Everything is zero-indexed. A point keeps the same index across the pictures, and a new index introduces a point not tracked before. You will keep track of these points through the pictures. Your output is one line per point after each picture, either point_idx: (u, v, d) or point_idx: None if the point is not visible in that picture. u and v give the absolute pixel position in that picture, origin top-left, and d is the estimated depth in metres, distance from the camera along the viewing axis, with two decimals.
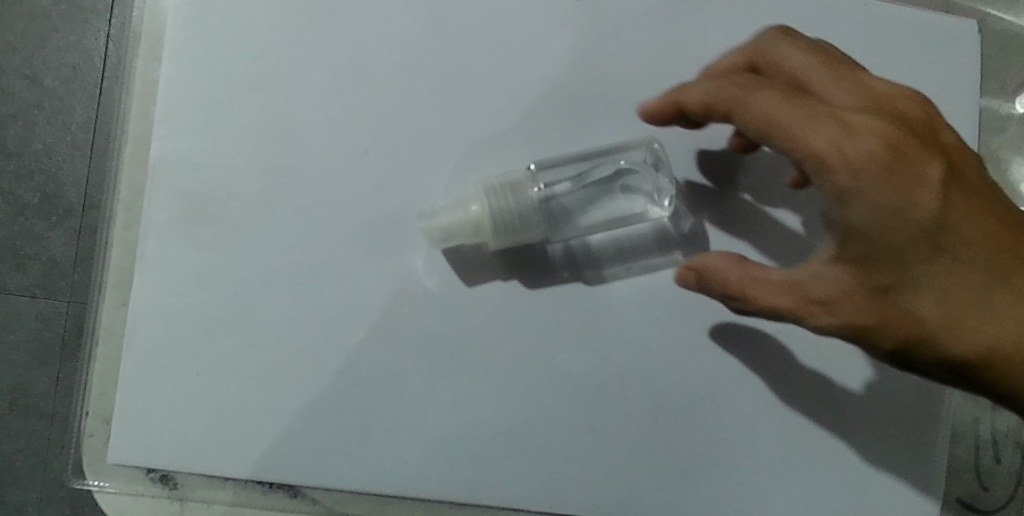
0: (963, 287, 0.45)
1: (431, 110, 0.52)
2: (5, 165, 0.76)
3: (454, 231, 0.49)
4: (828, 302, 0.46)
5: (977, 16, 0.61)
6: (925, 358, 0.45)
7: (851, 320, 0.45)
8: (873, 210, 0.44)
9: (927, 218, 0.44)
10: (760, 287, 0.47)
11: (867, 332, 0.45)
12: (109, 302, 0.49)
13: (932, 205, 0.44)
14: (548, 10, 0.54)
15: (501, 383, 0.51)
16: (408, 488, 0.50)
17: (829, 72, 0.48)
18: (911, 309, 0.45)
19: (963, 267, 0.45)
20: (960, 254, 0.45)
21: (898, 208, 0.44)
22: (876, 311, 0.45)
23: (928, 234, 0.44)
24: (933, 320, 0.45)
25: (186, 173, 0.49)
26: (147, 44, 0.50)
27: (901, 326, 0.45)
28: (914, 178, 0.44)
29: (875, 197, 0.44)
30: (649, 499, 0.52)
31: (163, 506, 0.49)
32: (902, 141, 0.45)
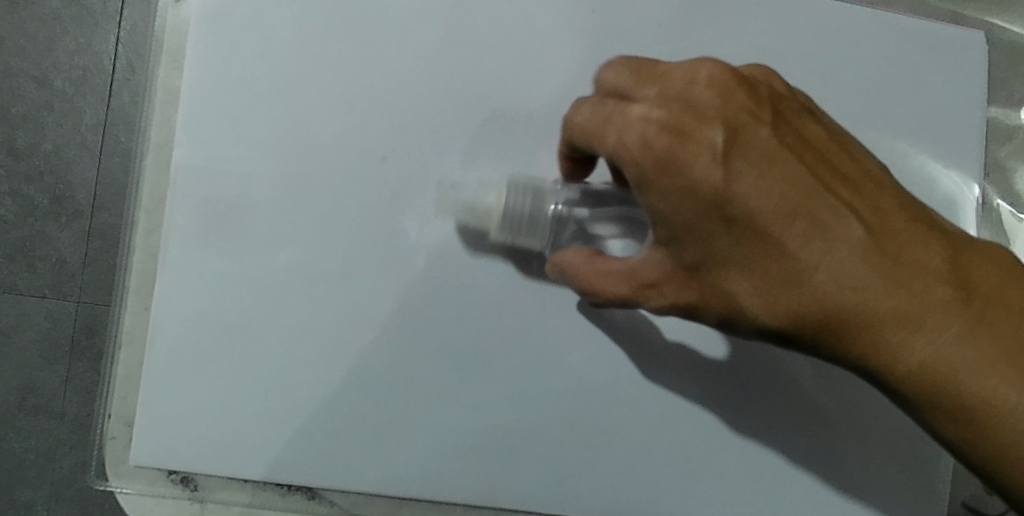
0: (770, 265, 0.41)
1: (446, 119, 0.53)
2: (15, 165, 0.74)
3: (466, 210, 0.52)
4: (648, 288, 0.45)
5: (983, 27, 0.62)
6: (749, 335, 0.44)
7: (678, 301, 0.44)
8: (661, 203, 0.42)
9: (713, 192, 0.41)
10: (597, 278, 0.46)
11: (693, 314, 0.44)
12: (131, 307, 0.50)
13: (715, 176, 0.41)
14: (563, 20, 0.55)
15: (514, 389, 0.52)
16: (424, 491, 0.51)
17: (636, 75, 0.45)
18: (724, 288, 0.43)
19: (771, 239, 0.41)
20: (764, 227, 0.41)
21: (682, 190, 0.41)
22: (694, 292, 0.43)
23: (721, 210, 0.41)
24: (748, 292, 0.42)
25: (206, 179, 0.50)
26: (170, 55, 0.51)
27: (719, 303, 0.43)
28: (686, 158, 0.41)
29: (663, 187, 0.42)
30: (658, 503, 0.53)
31: (184, 507, 0.50)
32: (679, 121, 0.42)
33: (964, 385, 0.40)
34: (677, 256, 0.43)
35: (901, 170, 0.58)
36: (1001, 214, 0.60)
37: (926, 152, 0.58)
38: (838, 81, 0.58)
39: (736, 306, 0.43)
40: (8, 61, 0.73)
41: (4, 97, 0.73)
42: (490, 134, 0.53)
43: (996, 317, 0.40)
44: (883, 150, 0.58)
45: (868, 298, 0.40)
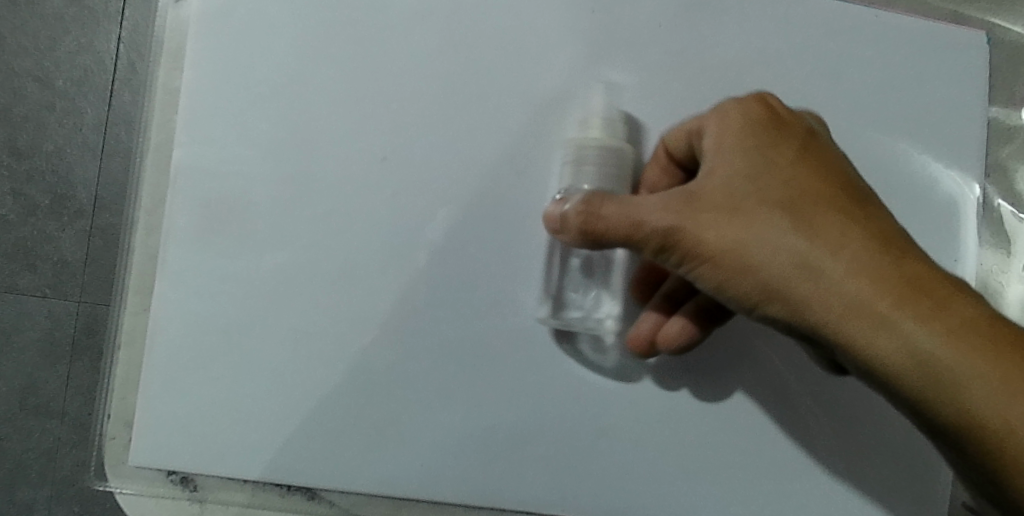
0: (809, 208, 0.43)
1: (447, 119, 0.53)
2: (16, 165, 0.74)
3: (592, 109, 0.52)
4: (668, 207, 0.44)
5: (985, 27, 0.62)
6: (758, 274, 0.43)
7: (702, 217, 0.44)
8: (722, 150, 0.46)
9: (788, 142, 0.46)
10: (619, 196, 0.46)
11: (707, 243, 0.44)
12: (130, 307, 0.50)
13: (795, 138, 0.46)
14: (564, 20, 0.54)
15: (515, 389, 0.52)
16: (424, 492, 0.51)
17: None
18: (755, 221, 0.43)
19: (824, 189, 0.44)
20: (824, 181, 0.45)
21: (761, 133, 0.46)
22: (717, 218, 0.44)
23: (789, 156, 0.46)
24: (786, 216, 0.43)
25: (205, 179, 0.50)
26: (170, 55, 0.51)
27: (751, 220, 0.44)
28: (775, 120, 0.47)
29: (734, 133, 0.46)
30: (659, 504, 0.53)
31: (182, 508, 0.50)
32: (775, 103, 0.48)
33: (970, 362, 0.40)
34: (713, 188, 0.45)
35: (900, 170, 0.58)
36: (1002, 215, 0.60)
37: (926, 153, 0.58)
38: (839, 80, 0.58)
39: (759, 235, 0.43)
40: (11, 61, 0.73)
41: (6, 97, 0.73)
42: (490, 134, 0.53)
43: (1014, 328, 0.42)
44: (883, 150, 0.58)
45: (899, 258, 0.42)
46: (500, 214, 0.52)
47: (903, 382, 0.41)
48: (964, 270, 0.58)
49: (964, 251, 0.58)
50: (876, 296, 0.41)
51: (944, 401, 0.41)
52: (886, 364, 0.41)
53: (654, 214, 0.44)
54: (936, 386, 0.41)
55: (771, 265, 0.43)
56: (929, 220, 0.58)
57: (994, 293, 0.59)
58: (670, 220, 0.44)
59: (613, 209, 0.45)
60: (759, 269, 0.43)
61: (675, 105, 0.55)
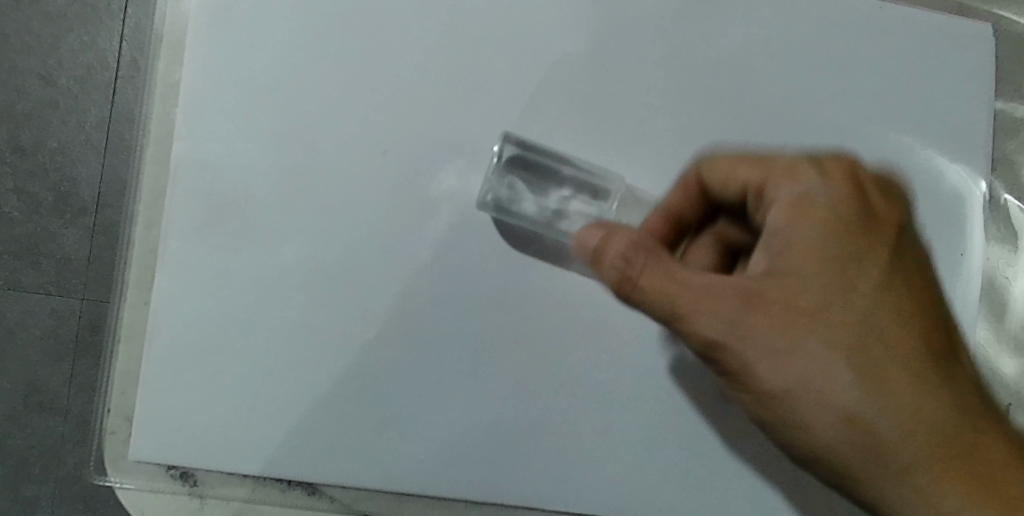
0: (863, 337, 0.46)
1: (448, 111, 0.52)
2: (18, 163, 0.73)
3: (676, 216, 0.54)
4: (727, 314, 0.45)
5: (991, 20, 0.61)
6: (806, 397, 0.46)
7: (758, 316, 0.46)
8: (800, 239, 0.47)
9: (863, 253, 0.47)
10: (671, 268, 0.46)
11: (766, 360, 0.46)
12: (130, 301, 0.50)
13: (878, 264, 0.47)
14: (566, 13, 0.54)
15: (517, 386, 0.52)
16: (427, 488, 0.51)
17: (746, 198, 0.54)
18: (817, 340, 0.46)
19: (876, 311, 0.47)
20: (879, 297, 0.47)
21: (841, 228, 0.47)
22: (779, 334, 0.45)
23: (855, 267, 0.47)
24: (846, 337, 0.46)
25: (206, 172, 0.50)
26: (169, 47, 0.51)
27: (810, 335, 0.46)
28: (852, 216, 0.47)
29: (807, 233, 0.47)
30: (661, 499, 0.53)
31: (183, 503, 0.50)
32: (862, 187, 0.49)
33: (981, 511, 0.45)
34: (777, 297, 0.46)
35: (906, 164, 0.57)
36: (1009, 209, 0.60)
37: (932, 147, 0.58)
38: (845, 74, 0.57)
39: (815, 358, 0.45)
40: (13, 58, 0.72)
41: (8, 95, 0.72)
42: (492, 128, 0.53)
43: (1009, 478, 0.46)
44: (888, 144, 0.57)
45: (931, 402, 0.46)
46: (503, 205, 0.52)
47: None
48: (970, 265, 0.58)
49: (970, 245, 0.58)
50: (909, 440, 0.46)
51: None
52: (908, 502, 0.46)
53: (717, 318, 0.45)
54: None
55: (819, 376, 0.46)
56: (936, 214, 0.57)
57: (999, 288, 0.59)
58: (731, 329, 0.45)
59: (666, 285, 0.46)
60: (813, 391, 0.46)
61: (679, 98, 0.55)
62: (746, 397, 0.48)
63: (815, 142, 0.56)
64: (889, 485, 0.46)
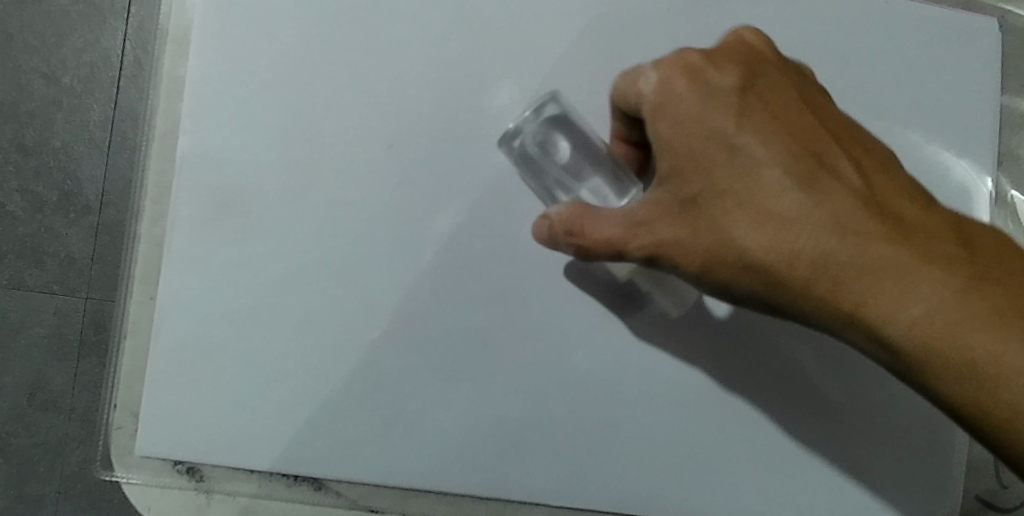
0: (761, 205, 0.42)
1: (453, 106, 0.52)
2: (23, 162, 0.72)
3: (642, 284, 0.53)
4: (631, 224, 0.45)
5: (997, 14, 0.61)
6: (735, 284, 0.43)
7: (668, 237, 0.44)
8: (675, 124, 0.44)
9: (725, 126, 0.44)
10: (592, 220, 0.46)
11: (681, 257, 0.44)
12: (136, 296, 0.50)
13: (729, 116, 0.44)
14: (571, 8, 0.54)
15: (523, 380, 0.52)
16: (432, 483, 0.51)
17: (676, 81, 0.45)
18: (715, 218, 0.43)
19: (765, 165, 0.43)
20: (759, 155, 0.43)
21: (697, 109, 0.44)
22: (679, 229, 0.44)
23: (718, 139, 0.44)
24: (740, 221, 0.43)
25: (211, 167, 0.50)
26: (174, 43, 0.51)
27: (710, 235, 0.43)
28: (710, 87, 0.44)
29: (686, 110, 0.44)
30: (667, 495, 0.53)
31: (189, 498, 0.50)
32: (699, 62, 0.45)
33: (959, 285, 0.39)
34: (672, 191, 0.44)
35: (913, 159, 0.57)
36: (1015, 204, 0.60)
37: (938, 141, 0.58)
38: (850, 69, 0.57)
39: (718, 246, 0.43)
40: (17, 57, 0.72)
41: (12, 94, 0.72)
42: (497, 123, 0.53)
43: (1003, 275, 0.40)
44: (894, 138, 0.57)
45: (869, 239, 0.41)
46: (509, 197, 0.52)
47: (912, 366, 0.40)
48: None
49: None
50: (865, 281, 0.40)
51: (940, 377, 0.40)
52: (891, 353, 0.41)
53: (627, 234, 0.45)
54: (944, 366, 0.39)
55: (742, 277, 0.43)
56: None
57: None
58: (655, 239, 0.44)
59: (590, 234, 0.46)
60: (734, 279, 0.43)
61: None
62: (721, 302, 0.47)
63: None
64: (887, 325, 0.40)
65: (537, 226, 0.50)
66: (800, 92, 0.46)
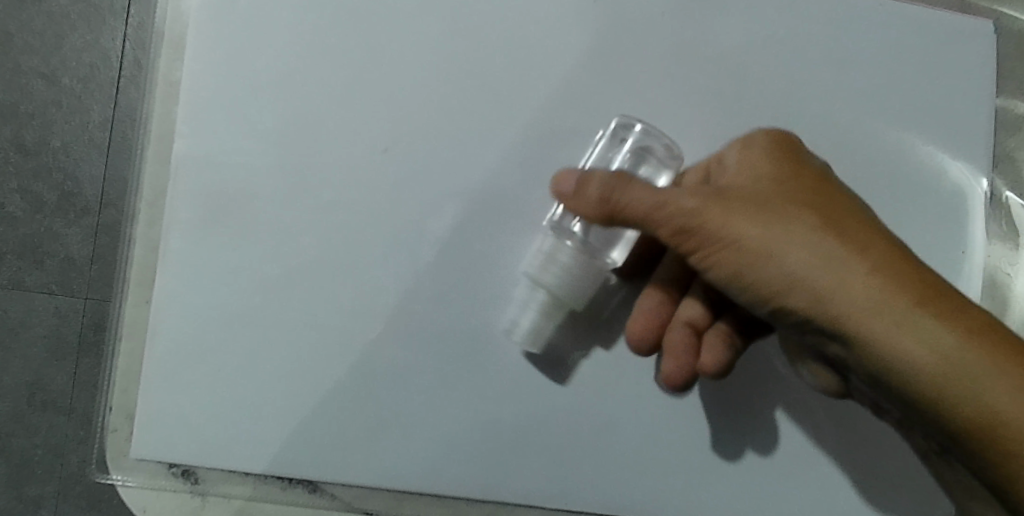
0: (842, 218, 0.44)
1: (448, 109, 0.52)
2: (22, 162, 0.70)
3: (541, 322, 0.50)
4: (697, 196, 0.45)
5: (993, 16, 0.61)
6: (788, 268, 0.43)
7: (734, 215, 0.45)
8: (763, 154, 0.48)
9: (812, 168, 0.48)
10: (650, 184, 0.46)
11: (738, 236, 0.44)
12: (132, 300, 0.50)
13: (818, 168, 0.48)
14: (566, 11, 0.54)
15: (517, 383, 0.52)
16: (427, 485, 0.51)
17: (774, 135, 0.49)
18: (786, 211, 0.45)
19: (844, 198, 0.46)
20: (840, 192, 0.47)
21: (784, 151, 0.48)
22: (744, 211, 0.45)
23: (803, 172, 0.47)
24: (814, 217, 0.44)
25: (206, 171, 0.50)
26: (170, 47, 0.51)
27: (780, 220, 0.44)
28: (800, 149, 0.49)
29: (777, 152, 0.48)
30: (661, 498, 0.53)
31: (185, 501, 0.50)
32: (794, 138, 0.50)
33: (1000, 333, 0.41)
34: (742, 190, 0.46)
35: (907, 161, 0.57)
36: (1011, 206, 0.59)
37: (933, 144, 0.58)
38: (846, 71, 0.57)
39: (784, 230, 0.44)
40: (16, 58, 0.70)
41: (11, 95, 0.70)
42: (492, 127, 0.53)
43: None
44: (889, 141, 0.57)
45: (926, 271, 0.43)
46: (504, 201, 0.52)
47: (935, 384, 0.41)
48: (972, 262, 0.58)
49: (973, 243, 0.58)
50: (918, 294, 0.41)
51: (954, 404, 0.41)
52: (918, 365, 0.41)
53: (689, 202, 0.45)
54: (963, 390, 0.40)
55: (801, 258, 0.43)
56: (936, 212, 0.57)
57: (1001, 286, 0.59)
58: (718, 211, 0.45)
59: (638, 191, 0.46)
60: (788, 262, 0.43)
61: (679, 96, 0.55)
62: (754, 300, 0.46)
63: (816, 140, 0.56)
64: (930, 338, 0.41)
65: (559, 180, 0.49)
66: None
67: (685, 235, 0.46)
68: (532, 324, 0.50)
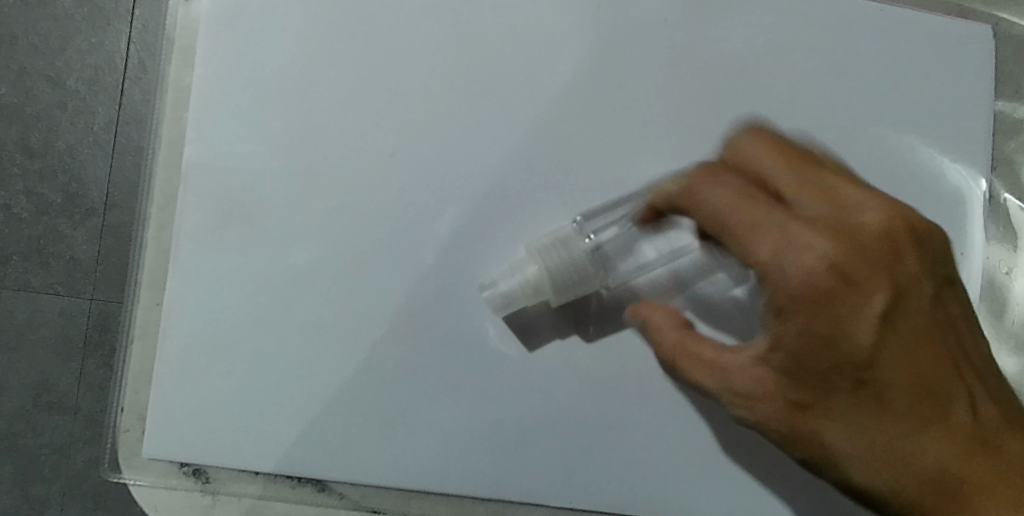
0: (878, 392, 0.46)
1: (455, 114, 0.53)
2: (27, 164, 0.71)
3: (517, 295, 0.51)
4: (742, 390, 0.48)
5: (991, 21, 0.62)
6: (838, 466, 0.47)
7: (764, 386, 0.47)
8: (810, 285, 0.44)
9: (871, 305, 0.45)
10: (692, 358, 0.49)
11: (780, 429, 0.48)
12: (142, 302, 0.51)
13: (877, 298, 0.45)
14: (571, 16, 0.55)
15: (523, 383, 0.53)
16: (434, 484, 0.52)
17: (851, 247, 0.45)
18: (819, 388, 0.46)
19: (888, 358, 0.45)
20: (881, 350, 0.45)
21: (828, 281, 0.44)
22: (788, 407, 0.47)
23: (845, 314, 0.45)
24: (842, 389, 0.46)
25: (217, 176, 0.51)
26: (181, 52, 0.52)
27: (811, 393, 0.46)
28: (859, 268, 0.45)
29: (821, 293, 0.45)
30: (666, 497, 0.54)
31: (196, 499, 0.51)
32: (850, 259, 0.45)
33: None
34: (783, 355, 0.46)
35: (907, 164, 0.58)
36: (1009, 208, 0.60)
37: (933, 147, 0.58)
38: (846, 76, 0.58)
39: (827, 421, 0.47)
40: (22, 61, 0.70)
41: (17, 97, 0.70)
42: (498, 131, 0.54)
43: None
44: (890, 145, 0.58)
45: (948, 451, 0.45)
46: (511, 205, 0.53)
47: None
48: (971, 264, 0.58)
49: (970, 244, 0.58)
50: (926, 475, 0.45)
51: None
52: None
53: (730, 373, 0.48)
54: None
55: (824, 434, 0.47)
56: (938, 214, 0.58)
57: (1000, 287, 0.60)
58: (751, 390, 0.48)
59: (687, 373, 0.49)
60: (820, 439, 0.47)
61: (683, 100, 0.56)
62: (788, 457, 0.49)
63: (818, 143, 0.57)
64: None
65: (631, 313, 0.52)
66: (933, 289, 0.47)
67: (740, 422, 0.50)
68: (509, 289, 0.51)
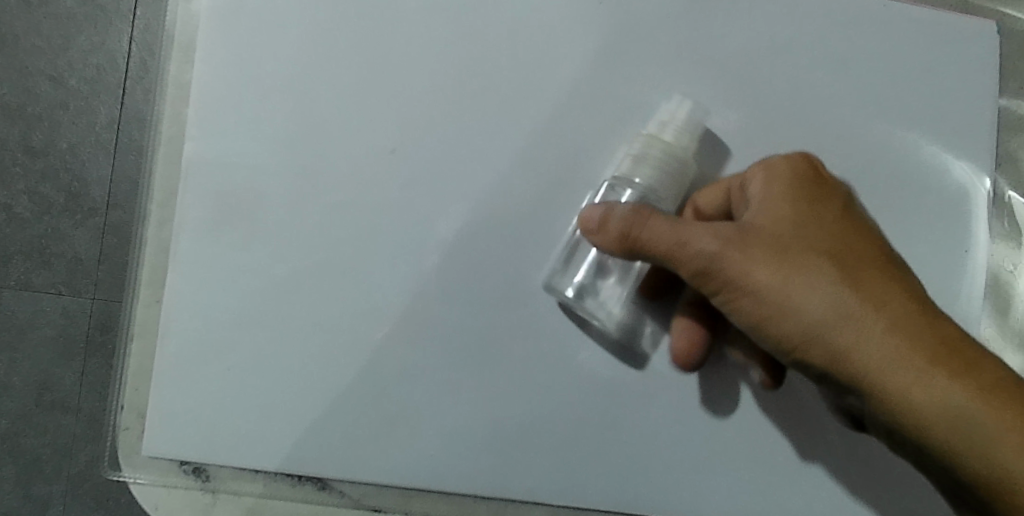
0: (853, 255, 0.46)
1: (457, 109, 0.53)
2: (29, 164, 0.70)
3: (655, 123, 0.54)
4: (726, 240, 0.46)
5: (996, 17, 0.61)
6: (818, 310, 0.45)
7: (735, 242, 0.46)
8: (786, 171, 0.49)
9: (841, 195, 0.49)
10: (665, 219, 0.47)
11: (755, 272, 0.46)
12: (143, 300, 0.51)
13: (842, 190, 0.50)
14: (573, 12, 0.55)
15: (524, 381, 0.52)
16: (435, 481, 0.51)
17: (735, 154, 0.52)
18: (799, 245, 0.46)
19: (863, 237, 0.48)
20: (849, 225, 0.48)
21: (801, 172, 0.49)
22: (773, 256, 0.46)
23: (817, 194, 0.49)
24: (821, 247, 0.46)
25: (218, 172, 0.51)
26: (181, 48, 0.52)
27: (792, 250, 0.46)
28: (824, 173, 0.50)
29: (794, 180, 0.49)
30: (668, 495, 0.53)
31: (196, 498, 0.51)
32: (818, 167, 0.50)
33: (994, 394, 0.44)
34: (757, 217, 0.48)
35: (910, 161, 0.58)
36: (1013, 205, 0.60)
37: (937, 144, 0.58)
38: (849, 72, 0.58)
39: (814, 272, 0.45)
40: (23, 60, 0.69)
41: (17, 96, 0.69)
42: (499, 127, 0.53)
43: None
44: (893, 141, 0.58)
45: (929, 319, 0.45)
46: (513, 202, 0.53)
47: (959, 420, 0.44)
48: (974, 261, 0.58)
49: (975, 243, 0.58)
50: (914, 337, 0.44)
51: (966, 450, 0.44)
52: (936, 413, 0.44)
53: (711, 230, 0.46)
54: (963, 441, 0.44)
55: (808, 291, 0.45)
56: (940, 211, 0.58)
57: (1005, 285, 0.59)
58: (723, 247, 0.46)
59: (659, 231, 0.46)
60: (799, 297, 0.45)
61: (684, 97, 0.55)
62: (769, 321, 0.46)
63: (820, 139, 0.57)
64: (915, 386, 0.44)
65: (583, 220, 0.50)
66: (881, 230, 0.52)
67: (704, 277, 0.47)
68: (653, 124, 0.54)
